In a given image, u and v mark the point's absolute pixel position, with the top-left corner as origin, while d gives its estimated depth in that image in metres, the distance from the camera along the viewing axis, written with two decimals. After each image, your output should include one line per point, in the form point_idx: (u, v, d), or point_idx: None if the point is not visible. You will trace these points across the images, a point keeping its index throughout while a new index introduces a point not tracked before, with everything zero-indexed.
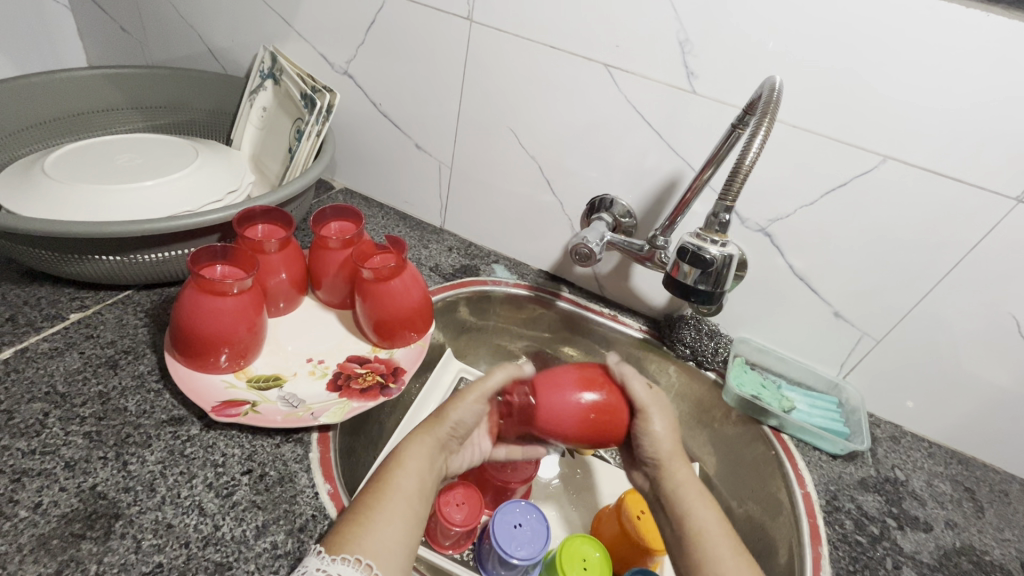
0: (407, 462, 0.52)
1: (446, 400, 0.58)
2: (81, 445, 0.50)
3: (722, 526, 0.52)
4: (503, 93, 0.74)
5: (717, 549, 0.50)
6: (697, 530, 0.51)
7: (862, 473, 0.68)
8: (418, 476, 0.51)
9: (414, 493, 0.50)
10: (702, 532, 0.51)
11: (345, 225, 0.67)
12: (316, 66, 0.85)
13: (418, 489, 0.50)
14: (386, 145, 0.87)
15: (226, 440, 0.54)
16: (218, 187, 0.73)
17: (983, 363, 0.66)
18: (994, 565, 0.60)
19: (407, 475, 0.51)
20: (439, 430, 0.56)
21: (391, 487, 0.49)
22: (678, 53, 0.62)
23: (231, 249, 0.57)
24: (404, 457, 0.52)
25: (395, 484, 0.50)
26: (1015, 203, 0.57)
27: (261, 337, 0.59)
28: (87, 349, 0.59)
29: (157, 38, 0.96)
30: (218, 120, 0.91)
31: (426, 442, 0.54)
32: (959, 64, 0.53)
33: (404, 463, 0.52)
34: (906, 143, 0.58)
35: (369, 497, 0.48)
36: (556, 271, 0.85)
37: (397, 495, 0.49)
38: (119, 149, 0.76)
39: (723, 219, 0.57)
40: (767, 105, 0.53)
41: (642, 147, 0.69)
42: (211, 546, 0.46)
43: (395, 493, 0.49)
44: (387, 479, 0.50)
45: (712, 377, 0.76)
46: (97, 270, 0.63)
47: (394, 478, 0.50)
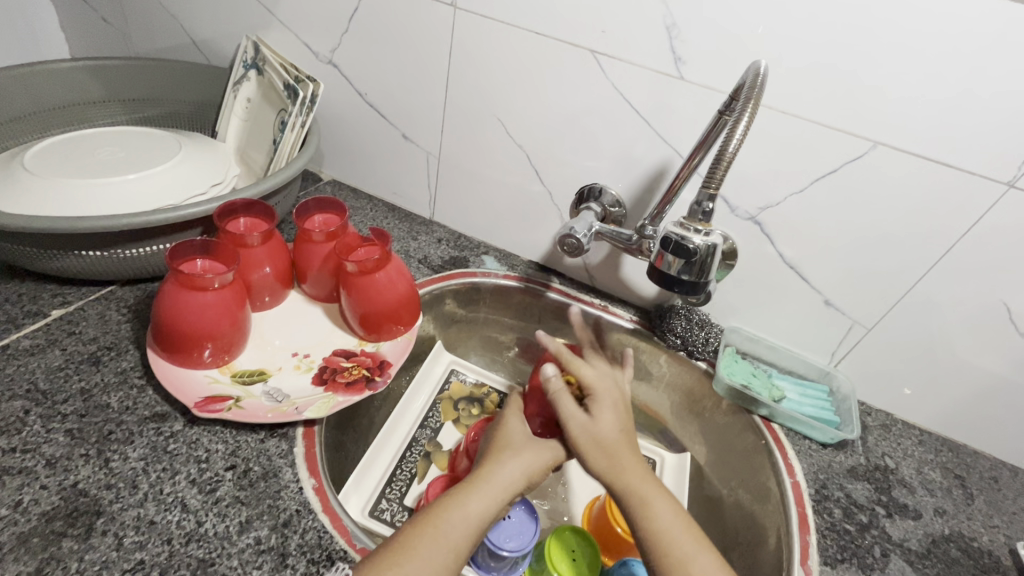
0: (466, 510, 0.48)
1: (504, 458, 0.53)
2: (63, 442, 0.50)
3: (686, 526, 0.50)
4: (489, 81, 0.73)
5: (681, 551, 0.48)
6: (656, 529, 0.49)
7: (851, 461, 0.68)
8: (470, 530, 0.48)
9: (460, 546, 0.47)
10: (659, 530, 0.49)
11: (329, 218, 0.66)
12: (299, 55, 0.84)
13: (466, 546, 0.47)
14: (372, 136, 0.86)
15: (210, 436, 0.53)
16: (202, 180, 0.72)
17: (974, 349, 0.66)
18: (982, 552, 0.61)
19: (457, 524, 0.47)
20: (507, 483, 0.52)
21: (440, 532, 0.46)
22: (666, 37, 0.61)
23: (211, 243, 0.57)
24: (462, 501, 0.49)
25: (444, 531, 0.47)
26: (1007, 188, 0.56)
27: (244, 331, 0.58)
28: (69, 346, 0.59)
29: (140, 28, 0.94)
30: (202, 113, 0.90)
31: (488, 489, 0.51)
32: (949, 46, 0.52)
33: (461, 505, 0.49)
34: (897, 127, 0.57)
35: (411, 531, 0.46)
36: (546, 262, 0.85)
37: (442, 543, 0.46)
38: (100, 142, 0.75)
39: (707, 207, 0.56)
40: (752, 90, 0.52)
41: (631, 134, 0.68)
42: (194, 543, 0.45)
43: (442, 542, 0.46)
44: (434, 523, 0.47)
45: (703, 367, 0.75)
46: (78, 266, 0.62)
47: (444, 522, 0.47)
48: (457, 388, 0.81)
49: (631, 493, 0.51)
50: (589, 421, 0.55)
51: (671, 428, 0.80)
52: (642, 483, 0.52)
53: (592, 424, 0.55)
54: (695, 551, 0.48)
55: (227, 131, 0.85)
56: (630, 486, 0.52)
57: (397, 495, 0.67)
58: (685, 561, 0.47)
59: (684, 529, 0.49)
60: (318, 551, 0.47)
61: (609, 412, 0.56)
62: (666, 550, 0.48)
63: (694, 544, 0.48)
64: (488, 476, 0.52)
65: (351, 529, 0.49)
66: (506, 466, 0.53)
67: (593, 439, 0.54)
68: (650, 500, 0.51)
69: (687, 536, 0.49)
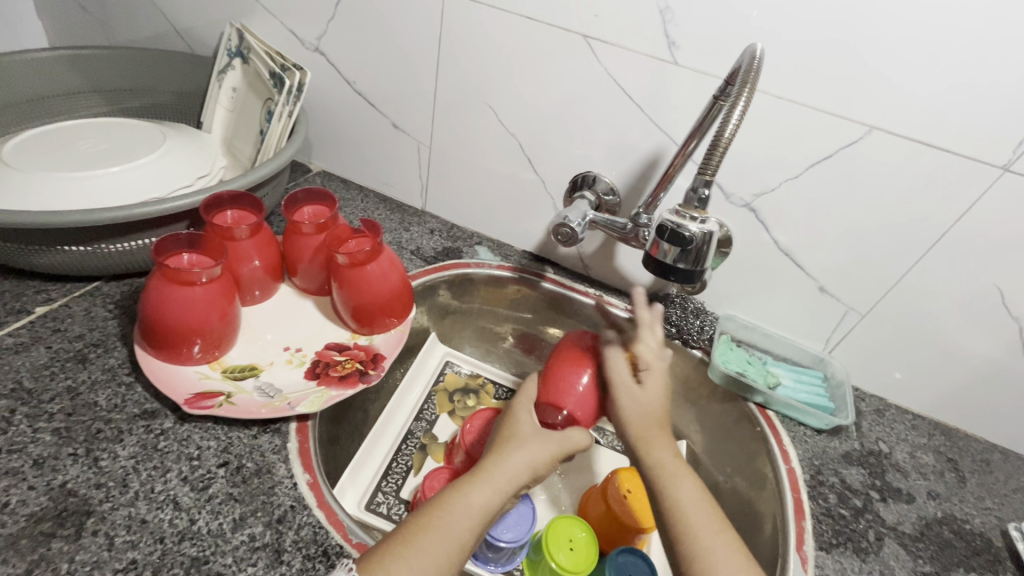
0: (469, 503, 0.48)
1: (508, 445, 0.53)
2: (50, 442, 0.49)
3: (704, 501, 0.50)
4: (480, 68, 0.72)
5: (697, 527, 0.48)
6: (679, 506, 0.50)
7: (846, 447, 0.68)
8: (473, 523, 0.47)
9: (463, 538, 0.46)
10: (679, 505, 0.50)
11: (319, 209, 0.65)
12: (285, 43, 0.82)
13: (466, 538, 0.46)
14: (362, 125, 0.84)
15: (201, 432, 0.52)
16: (187, 172, 0.70)
17: (968, 334, 0.66)
18: (974, 534, 0.61)
19: (461, 514, 0.47)
20: (510, 476, 0.51)
21: (442, 523, 0.46)
22: (660, 21, 0.60)
23: (198, 236, 0.55)
24: (466, 493, 0.49)
25: (447, 520, 0.46)
26: (1001, 172, 0.56)
27: (235, 326, 0.57)
28: (55, 344, 0.57)
29: (119, 16, 0.92)
30: (187, 103, 0.88)
31: (492, 483, 0.50)
32: (946, 28, 0.51)
33: (466, 497, 0.48)
34: (892, 111, 0.56)
35: (415, 524, 0.46)
36: (540, 252, 0.84)
37: (442, 536, 0.45)
38: (81, 134, 0.73)
39: (702, 194, 0.55)
40: (747, 74, 0.51)
41: (625, 121, 0.67)
42: (187, 541, 0.45)
43: (445, 534, 0.45)
44: (437, 514, 0.47)
45: (698, 355, 0.75)
46: (62, 262, 0.61)
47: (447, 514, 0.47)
48: (452, 379, 0.80)
49: (658, 462, 0.53)
50: (638, 390, 0.59)
51: (669, 416, 0.79)
52: (666, 456, 0.54)
53: (643, 393, 0.59)
54: (715, 528, 0.48)
55: (212, 122, 0.83)
56: (658, 460, 0.53)
57: (393, 487, 0.66)
58: (703, 538, 0.48)
59: (701, 505, 0.50)
60: (314, 547, 0.46)
61: (660, 383, 0.60)
62: (685, 526, 0.48)
63: (713, 520, 0.49)
64: (493, 469, 0.51)
65: (347, 524, 0.49)
66: (510, 461, 0.52)
67: (641, 407, 0.58)
68: (671, 473, 0.52)
69: (703, 513, 0.49)
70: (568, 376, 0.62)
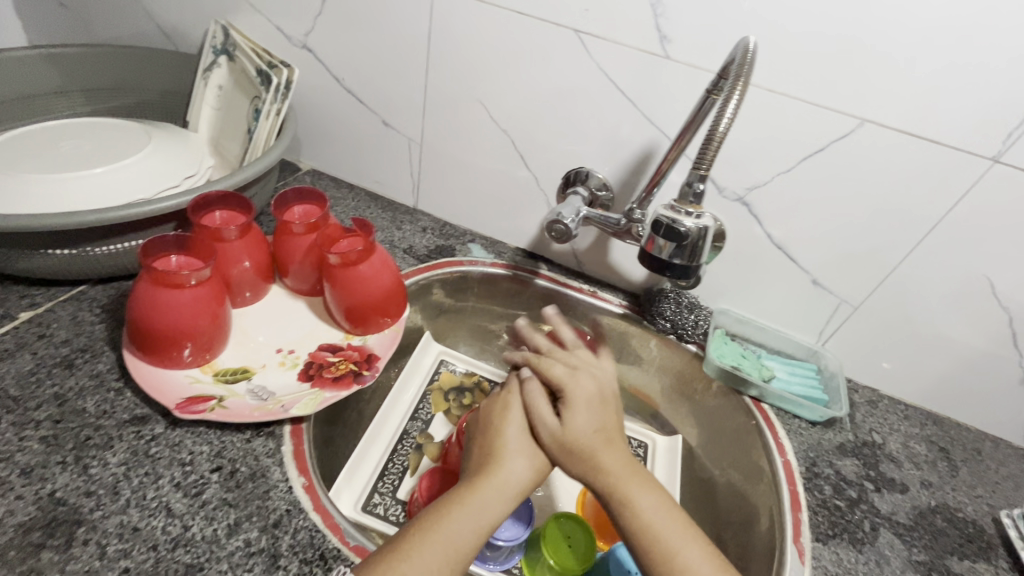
0: (471, 512, 0.47)
1: (502, 453, 0.53)
2: (37, 450, 0.48)
3: (667, 513, 0.48)
4: (471, 64, 0.71)
5: (664, 541, 0.46)
6: (639, 520, 0.48)
7: (840, 438, 0.68)
8: (475, 532, 0.47)
9: (464, 550, 0.45)
10: (641, 521, 0.48)
11: (309, 208, 0.64)
12: (271, 39, 0.80)
13: (469, 549, 0.46)
14: (351, 123, 0.83)
15: (194, 437, 0.52)
16: (174, 172, 0.69)
17: (958, 324, 0.66)
18: (967, 521, 0.62)
19: (464, 524, 0.46)
20: (508, 487, 0.50)
21: (443, 532, 0.45)
22: (651, 15, 0.60)
23: (185, 238, 0.54)
24: (466, 502, 0.48)
25: (448, 530, 0.46)
26: (991, 163, 0.56)
27: (225, 328, 0.56)
28: (40, 350, 0.56)
29: (101, 14, 0.90)
30: (171, 102, 0.86)
31: (491, 495, 0.49)
32: (936, 20, 0.52)
33: (465, 506, 0.47)
34: (882, 105, 0.57)
35: (413, 536, 0.45)
36: (534, 248, 0.83)
37: (444, 545, 0.45)
38: (63, 135, 0.71)
39: (698, 188, 0.55)
40: (741, 68, 0.51)
41: (617, 116, 0.67)
42: (181, 548, 0.44)
43: (447, 543, 0.45)
44: (437, 523, 0.46)
45: (693, 350, 0.75)
46: (47, 267, 0.59)
47: (448, 525, 0.46)
48: (447, 378, 0.80)
49: (608, 483, 0.50)
50: (553, 422, 0.54)
51: (663, 412, 0.79)
52: (621, 474, 0.50)
53: (563, 425, 0.54)
54: (681, 540, 0.47)
55: (198, 121, 0.81)
56: (608, 476, 0.50)
57: (390, 488, 0.66)
58: (672, 553, 0.46)
59: (667, 518, 0.48)
60: (310, 551, 0.46)
61: (585, 413, 0.55)
62: (650, 540, 0.47)
63: (681, 535, 0.47)
64: (487, 478, 0.50)
65: (344, 527, 0.48)
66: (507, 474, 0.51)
67: (568, 438, 0.53)
68: (630, 489, 0.49)
69: (670, 527, 0.47)
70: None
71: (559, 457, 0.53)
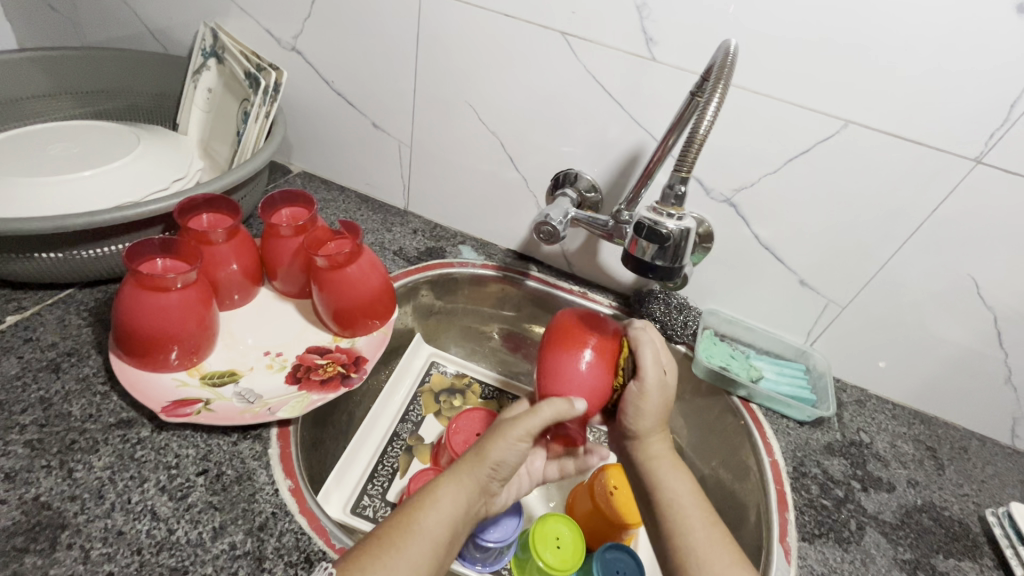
0: (438, 505, 0.46)
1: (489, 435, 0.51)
2: (22, 454, 0.48)
3: (695, 497, 0.51)
4: (459, 66, 0.71)
5: (687, 522, 0.49)
6: (668, 497, 0.51)
7: (828, 438, 0.69)
8: (447, 524, 0.46)
9: (438, 544, 0.45)
10: (671, 500, 0.50)
11: (297, 211, 0.64)
12: (260, 42, 0.80)
13: (444, 540, 0.45)
14: (341, 124, 0.83)
15: (180, 441, 0.52)
16: (162, 175, 0.69)
17: (944, 324, 0.67)
18: (953, 520, 0.62)
19: (435, 513, 0.46)
20: (480, 470, 0.49)
21: (415, 528, 0.45)
22: (637, 18, 0.60)
23: (172, 241, 0.54)
24: (437, 495, 0.47)
25: (419, 526, 0.45)
26: (974, 164, 0.56)
27: (213, 331, 0.56)
28: (26, 354, 0.56)
29: (91, 17, 0.90)
30: (162, 105, 0.86)
31: (464, 482, 0.48)
32: (918, 23, 0.52)
33: (433, 501, 0.46)
34: (866, 106, 0.57)
35: (388, 529, 0.44)
36: (524, 250, 0.83)
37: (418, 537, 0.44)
38: (51, 138, 0.71)
39: (679, 190, 0.56)
40: (722, 70, 0.51)
41: (605, 118, 0.67)
42: (166, 551, 0.44)
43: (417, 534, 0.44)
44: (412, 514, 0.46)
45: (682, 350, 0.76)
46: (33, 270, 0.59)
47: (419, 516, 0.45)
48: (438, 380, 0.80)
49: (650, 458, 0.53)
50: (664, 377, 0.55)
51: None
52: (661, 456, 0.53)
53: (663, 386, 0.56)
54: (705, 522, 0.49)
55: (188, 124, 0.81)
56: (649, 453, 0.54)
57: (380, 490, 0.66)
58: (691, 533, 0.48)
59: (694, 502, 0.50)
60: (296, 554, 0.46)
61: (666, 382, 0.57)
62: (674, 519, 0.49)
63: (705, 517, 0.49)
64: (460, 468, 0.49)
65: (330, 529, 0.48)
66: (478, 458, 0.49)
67: (662, 397, 0.55)
68: (663, 470, 0.52)
69: (696, 510, 0.50)
70: (566, 366, 0.54)
71: (635, 423, 0.55)
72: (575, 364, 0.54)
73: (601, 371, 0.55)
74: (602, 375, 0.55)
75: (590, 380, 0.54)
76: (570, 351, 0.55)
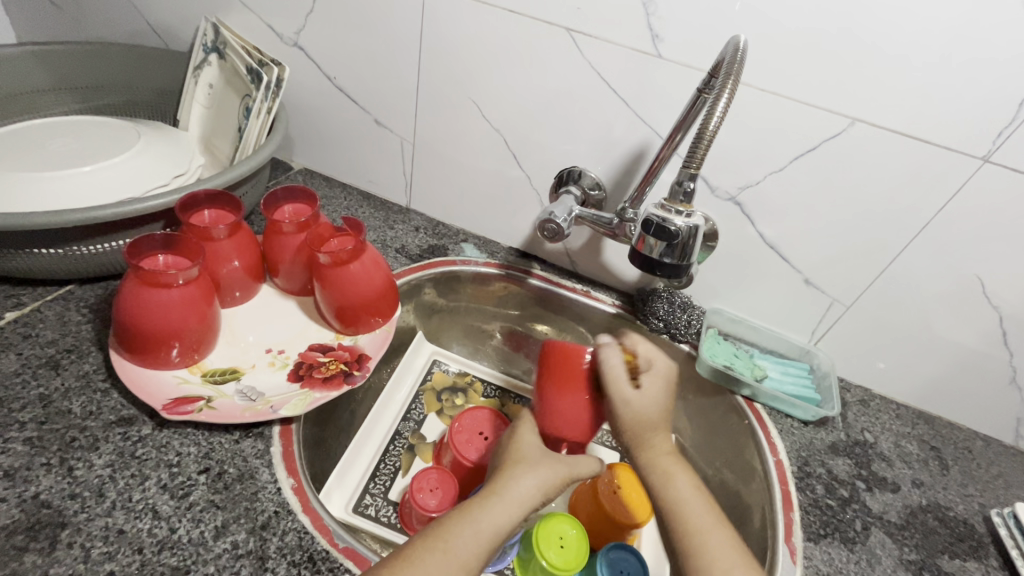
0: (479, 528, 0.46)
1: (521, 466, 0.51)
2: (22, 452, 0.47)
3: (699, 499, 0.50)
4: (463, 62, 0.70)
5: (695, 526, 0.48)
6: (673, 501, 0.50)
7: (832, 438, 0.68)
8: (483, 547, 0.45)
9: (471, 564, 0.44)
10: (676, 503, 0.50)
11: (299, 207, 0.64)
12: (262, 37, 0.80)
13: (476, 562, 0.45)
14: (343, 121, 0.83)
15: (181, 439, 0.51)
16: (163, 170, 0.68)
17: (949, 323, 0.66)
18: (958, 521, 0.62)
19: (466, 536, 0.45)
20: (524, 499, 0.49)
21: (450, 546, 0.44)
22: (643, 14, 0.60)
23: (173, 238, 0.54)
24: (476, 516, 0.46)
25: (453, 544, 0.44)
26: (982, 163, 0.56)
27: (214, 328, 0.56)
28: (26, 350, 0.55)
29: (91, 11, 0.89)
30: (162, 101, 0.85)
31: (506, 506, 0.48)
32: (925, 21, 0.52)
33: (473, 521, 0.46)
34: (873, 104, 0.57)
35: (420, 543, 0.45)
36: (527, 248, 0.83)
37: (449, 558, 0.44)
38: (51, 133, 0.70)
39: (688, 187, 0.55)
40: (731, 66, 0.51)
41: (610, 115, 0.67)
42: (167, 550, 0.44)
43: (449, 556, 0.44)
44: (445, 535, 0.45)
45: (685, 349, 0.75)
46: (33, 266, 0.59)
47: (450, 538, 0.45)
48: (440, 378, 0.79)
49: (650, 465, 0.53)
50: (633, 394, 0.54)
51: None
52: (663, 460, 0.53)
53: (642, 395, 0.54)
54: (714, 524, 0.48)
55: (189, 119, 0.81)
56: (649, 459, 0.53)
57: (382, 489, 0.66)
58: (700, 533, 0.48)
59: (702, 507, 0.50)
60: (299, 553, 0.46)
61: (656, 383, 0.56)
62: (684, 527, 0.48)
63: (711, 518, 0.49)
64: (504, 490, 0.49)
65: (333, 528, 0.48)
66: (527, 485, 0.49)
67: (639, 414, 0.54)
68: (668, 476, 0.52)
69: (702, 511, 0.49)
70: (567, 410, 0.56)
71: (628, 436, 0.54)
72: (580, 402, 0.56)
73: (602, 403, 0.56)
74: (599, 407, 0.57)
75: (596, 415, 0.57)
76: (568, 393, 0.56)
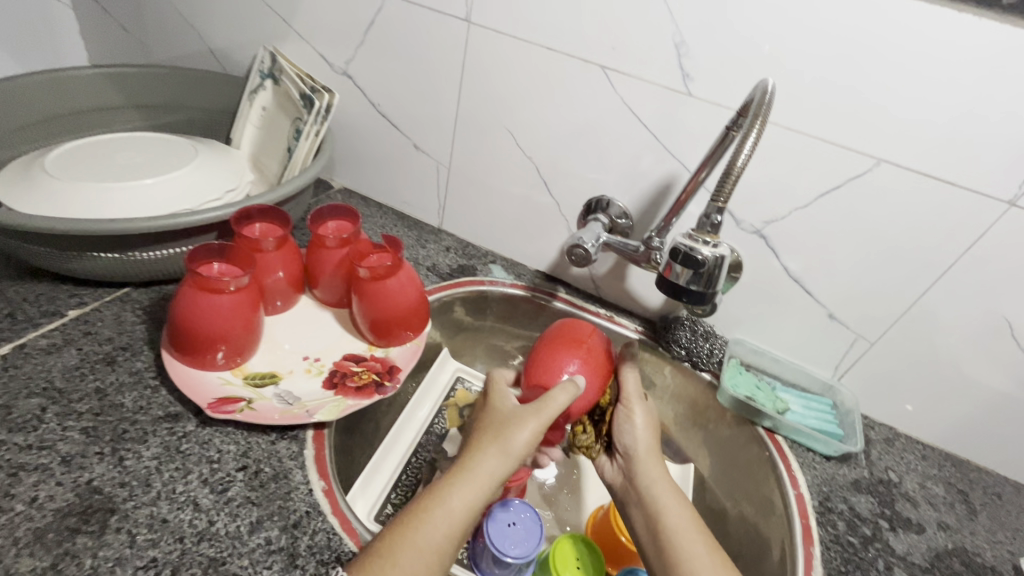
0: (450, 502, 0.48)
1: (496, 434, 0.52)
2: (78, 440, 0.51)
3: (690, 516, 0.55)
4: (500, 95, 0.75)
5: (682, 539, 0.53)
6: (664, 513, 0.55)
7: (855, 474, 0.68)
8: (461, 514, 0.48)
9: (446, 543, 0.47)
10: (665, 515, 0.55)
11: (342, 224, 0.67)
12: (315, 66, 0.86)
13: (454, 538, 0.47)
14: (383, 145, 0.87)
15: (222, 436, 0.54)
16: (217, 185, 0.73)
17: (979, 365, 0.66)
18: (985, 567, 0.61)
19: (448, 515, 0.48)
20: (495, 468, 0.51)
21: (425, 526, 0.47)
22: (675, 55, 0.63)
23: (227, 246, 0.58)
24: (446, 492, 0.49)
25: (429, 525, 0.47)
26: (1008, 207, 0.57)
27: (257, 334, 0.59)
28: (85, 346, 0.60)
29: (159, 37, 0.97)
30: (218, 120, 0.92)
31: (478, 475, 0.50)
32: (951, 69, 0.54)
33: (444, 502, 0.48)
34: (898, 146, 0.58)
35: (400, 526, 0.47)
36: (553, 272, 0.85)
37: (428, 543, 0.46)
38: (118, 147, 0.76)
39: (715, 219, 0.57)
40: (760, 107, 0.53)
41: (640, 148, 0.70)
42: (206, 541, 0.46)
43: (427, 538, 0.46)
44: (427, 517, 0.47)
45: (707, 378, 0.76)
46: (96, 268, 0.63)
47: (429, 517, 0.47)
48: (462, 395, 0.81)
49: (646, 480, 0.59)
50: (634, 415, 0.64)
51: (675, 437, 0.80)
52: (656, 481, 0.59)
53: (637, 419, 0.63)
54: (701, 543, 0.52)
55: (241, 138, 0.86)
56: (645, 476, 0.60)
57: (403, 500, 0.67)
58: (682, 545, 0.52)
59: (688, 521, 0.54)
60: (327, 553, 0.47)
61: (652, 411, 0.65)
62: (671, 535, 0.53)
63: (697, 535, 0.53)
64: (476, 464, 0.51)
65: (360, 532, 0.50)
66: (497, 456, 0.51)
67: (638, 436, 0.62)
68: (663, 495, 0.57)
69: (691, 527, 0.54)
70: (560, 361, 0.62)
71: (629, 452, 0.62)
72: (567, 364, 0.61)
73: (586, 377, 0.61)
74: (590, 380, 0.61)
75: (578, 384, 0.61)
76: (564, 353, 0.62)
